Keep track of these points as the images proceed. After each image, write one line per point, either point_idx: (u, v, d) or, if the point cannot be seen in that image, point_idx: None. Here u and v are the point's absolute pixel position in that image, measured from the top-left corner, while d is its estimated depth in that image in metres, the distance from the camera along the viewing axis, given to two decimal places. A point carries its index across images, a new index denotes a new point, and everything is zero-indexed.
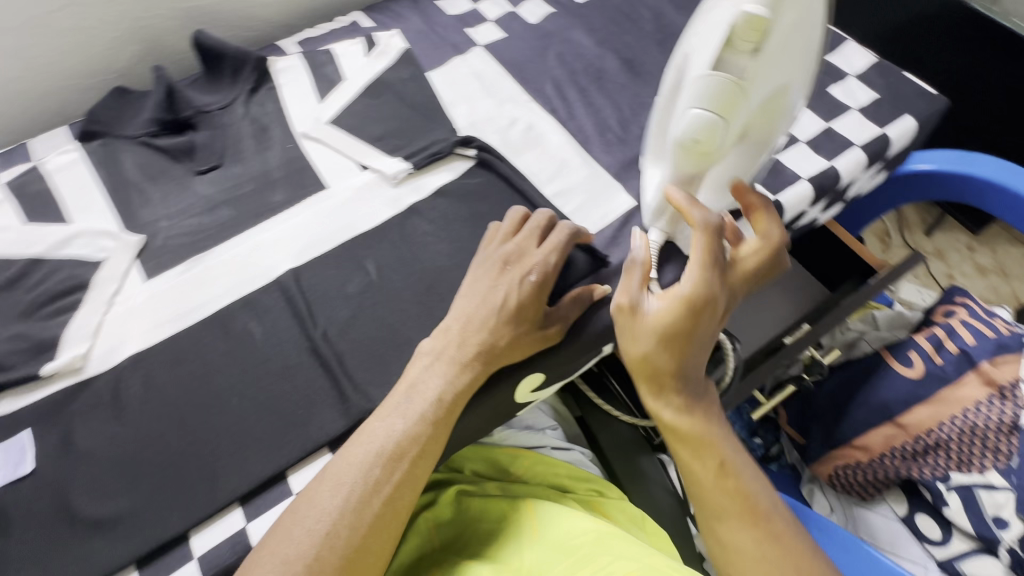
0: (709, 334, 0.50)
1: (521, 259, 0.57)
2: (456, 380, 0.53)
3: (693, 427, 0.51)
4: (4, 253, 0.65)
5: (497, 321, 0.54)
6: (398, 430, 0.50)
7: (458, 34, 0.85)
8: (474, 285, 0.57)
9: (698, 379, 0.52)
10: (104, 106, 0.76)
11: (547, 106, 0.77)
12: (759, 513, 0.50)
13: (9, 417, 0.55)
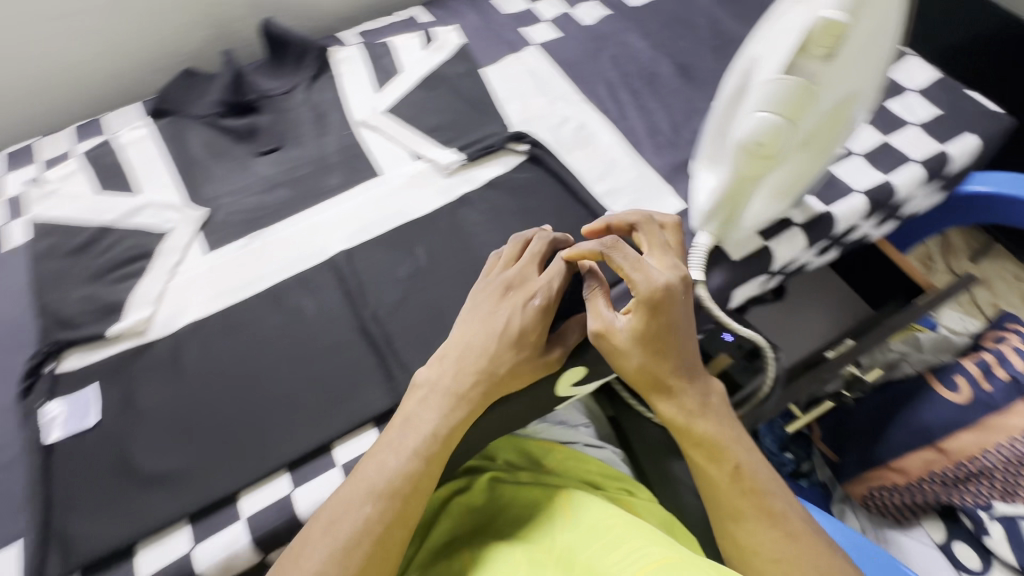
0: (682, 333, 0.52)
1: (523, 283, 0.56)
2: (454, 412, 0.51)
3: (700, 429, 0.53)
4: (77, 218, 0.69)
5: (500, 345, 0.53)
6: (390, 468, 0.48)
7: (514, 32, 0.86)
8: (474, 312, 0.56)
9: (694, 378, 0.54)
10: (175, 86, 0.80)
11: (599, 107, 0.77)
12: (776, 513, 0.52)
13: (76, 372, 0.58)
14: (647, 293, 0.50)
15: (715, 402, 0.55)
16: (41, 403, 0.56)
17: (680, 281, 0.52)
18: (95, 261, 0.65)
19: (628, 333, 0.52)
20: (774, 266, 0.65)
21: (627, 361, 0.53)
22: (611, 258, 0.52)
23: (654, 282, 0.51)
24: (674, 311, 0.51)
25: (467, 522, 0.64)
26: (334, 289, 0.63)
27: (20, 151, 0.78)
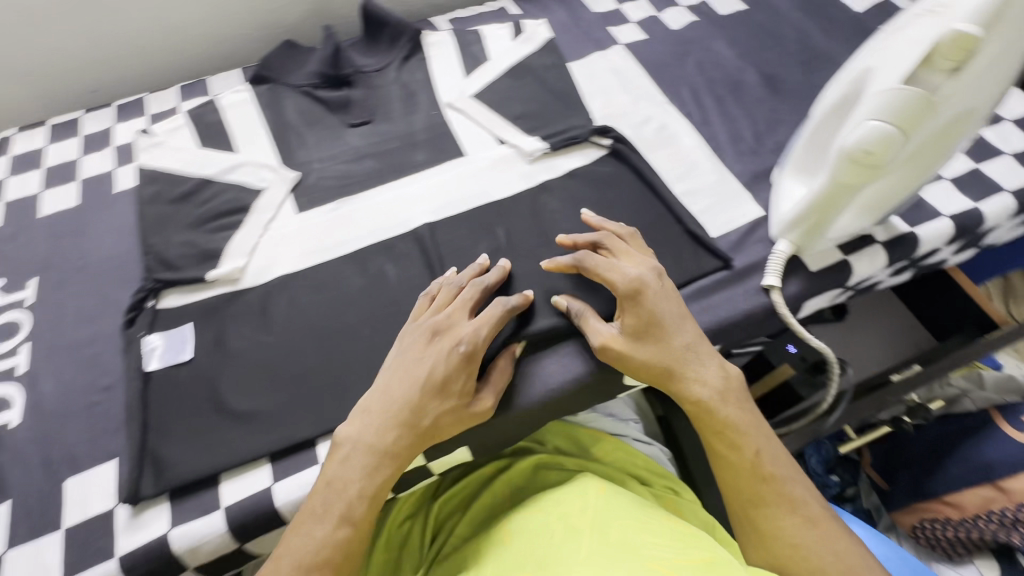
0: (673, 317, 0.55)
1: (450, 330, 0.54)
2: (378, 469, 0.49)
3: (720, 413, 0.53)
4: (180, 169, 0.73)
5: (425, 395, 0.51)
6: (316, 539, 0.46)
7: (601, 30, 0.88)
8: (396, 361, 0.54)
9: (707, 361, 0.54)
10: (277, 56, 0.84)
11: (683, 110, 0.78)
12: (796, 501, 0.51)
13: (175, 310, 0.62)
14: (623, 288, 0.55)
15: (735, 386, 0.55)
16: (142, 334, 0.60)
17: (653, 274, 0.57)
18: (196, 210, 0.69)
19: (624, 334, 0.55)
20: (850, 281, 0.64)
21: (635, 360, 0.54)
22: (586, 266, 0.57)
23: (626, 276, 0.55)
24: (654, 299, 0.55)
25: (503, 493, 0.65)
26: (415, 259, 0.65)
27: (130, 104, 0.83)
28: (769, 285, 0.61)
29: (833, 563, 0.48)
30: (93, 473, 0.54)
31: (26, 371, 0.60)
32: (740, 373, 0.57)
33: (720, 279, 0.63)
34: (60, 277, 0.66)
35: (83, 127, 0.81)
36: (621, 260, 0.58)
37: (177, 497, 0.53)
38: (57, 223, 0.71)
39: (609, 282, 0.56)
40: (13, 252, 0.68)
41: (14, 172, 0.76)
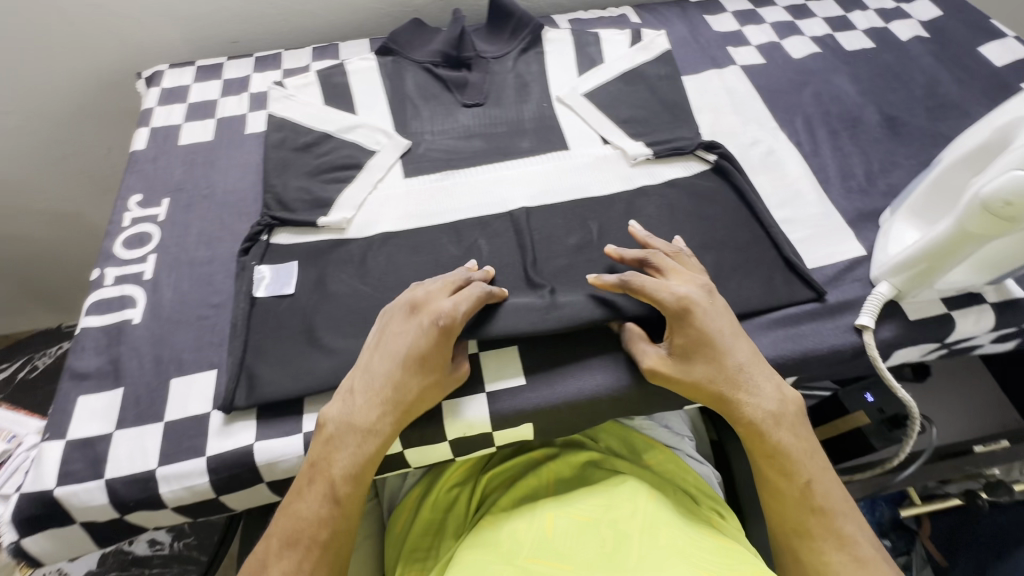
0: (723, 337, 0.55)
1: (424, 304, 0.57)
2: (361, 447, 0.52)
3: (773, 437, 0.53)
4: (305, 121, 0.79)
5: (404, 373, 0.54)
6: (309, 516, 0.51)
7: (720, 49, 0.88)
8: (378, 342, 0.56)
9: (762, 381, 0.54)
10: (405, 31, 0.89)
11: (793, 138, 0.77)
12: (844, 538, 0.50)
13: (285, 248, 0.67)
14: (671, 306, 0.55)
15: (791, 411, 0.54)
16: (254, 263, 0.65)
17: (701, 292, 0.57)
18: (313, 161, 0.75)
19: (676, 357, 0.55)
20: (950, 338, 0.62)
21: (683, 379, 0.54)
22: (632, 287, 0.56)
23: (675, 295, 0.55)
24: (702, 319, 0.55)
25: (548, 477, 0.65)
26: (508, 238, 0.68)
27: (268, 57, 0.90)
28: (862, 325, 0.60)
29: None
30: (196, 377, 0.59)
31: (151, 278, 0.66)
32: (800, 399, 0.55)
33: (811, 310, 0.62)
34: (190, 201, 0.73)
35: (225, 71, 0.88)
36: (670, 280, 0.58)
37: (264, 412, 0.57)
38: (192, 153, 0.78)
39: (656, 302, 0.55)
40: (153, 172, 0.76)
41: (161, 102, 0.84)
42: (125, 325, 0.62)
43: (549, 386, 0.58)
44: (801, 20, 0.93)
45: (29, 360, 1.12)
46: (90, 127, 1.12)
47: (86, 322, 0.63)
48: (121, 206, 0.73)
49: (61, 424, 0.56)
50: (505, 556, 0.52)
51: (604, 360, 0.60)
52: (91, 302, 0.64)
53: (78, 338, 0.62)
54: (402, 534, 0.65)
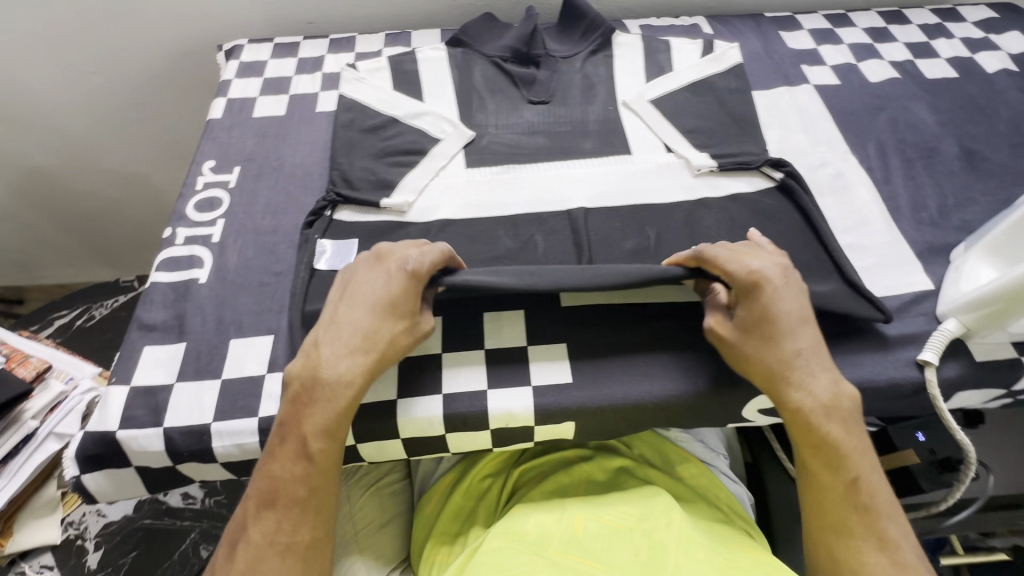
0: (789, 318, 0.54)
1: (381, 255, 0.58)
2: (334, 398, 0.52)
3: (821, 428, 0.51)
4: (373, 104, 0.81)
5: (376, 320, 0.55)
6: (283, 474, 0.51)
7: (793, 67, 0.87)
8: (340, 298, 0.57)
9: (819, 372, 0.53)
10: (477, 24, 0.90)
11: (865, 163, 0.75)
12: (888, 541, 0.48)
13: (347, 225, 0.69)
14: (743, 279, 0.55)
15: (845, 405, 0.52)
16: (317, 237, 0.67)
17: (777, 270, 0.56)
18: (379, 143, 0.76)
19: (739, 329, 0.55)
20: (1017, 385, 0.59)
21: (734, 353, 0.55)
22: (705, 259, 0.57)
23: (747, 268, 0.55)
24: (771, 295, 0.54)
25: (579, 476, 0.65)
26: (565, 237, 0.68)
27: (342, 40, 0.92)
28: (924, 361, 0.58)
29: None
30: (254, 341, 0.61)
31: (218, 241, 0.69)
32: (856, 396, 0.53)
33: (871, 340, 0.60)
34: (260, 171, 0.75)
35: (301, 50, 0.91)
36: (751, 258, 0.57)
37: None
38: (264, 126, 0.81)
39: (726, 274, 0.55)
40: (227, 141, 0.79)
41: (239, 75, 0.87)
42: (191, 283, 0.65)
43: (594, 387, 0.58)
44: (880, 43, 0.90)
45: (86, 309, 1.17)
46: (165, 96, 1.18)
47: (156, 277, 0.66)
48: (195, 170, 0.76)
49: (127, 370, 0.59)
50: (534, 548, 0.53)
51: (652, 368, 0.59)
52: (161, 258, 0.67)
53: (147, 291, 0.65)
54: (432, 515, 0.66)
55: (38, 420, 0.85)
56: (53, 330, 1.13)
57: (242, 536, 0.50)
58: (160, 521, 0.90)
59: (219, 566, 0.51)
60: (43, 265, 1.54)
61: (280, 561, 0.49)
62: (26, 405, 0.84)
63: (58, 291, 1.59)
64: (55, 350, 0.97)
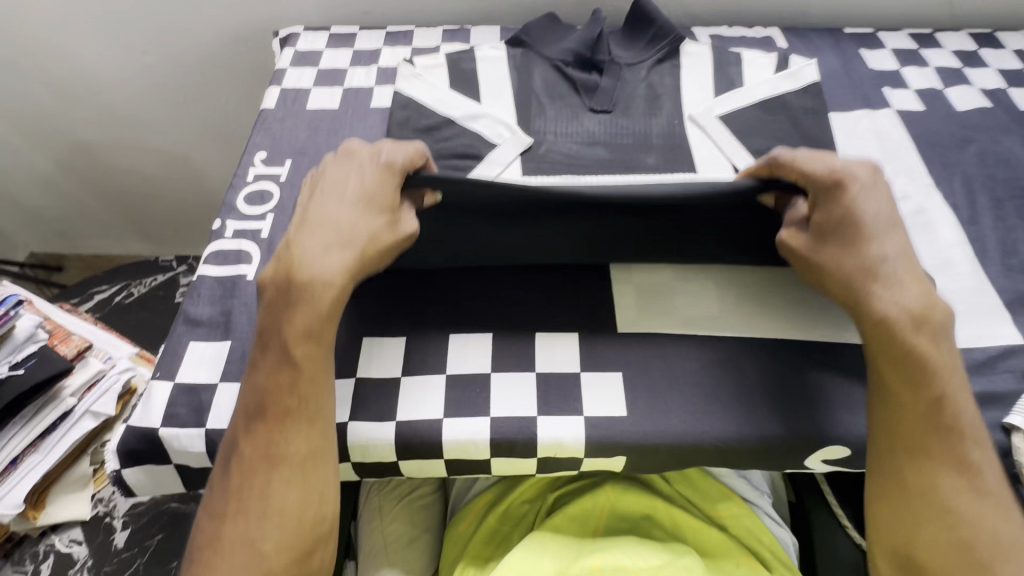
0: (876, 222, 0.52)
1: (351, 154, 0.57)
2: (317, 300, 0.51)
3: (909, 339, 0.50)
4: (428, 102, 0.78)
5: (354, 216, 0.53)
6: (267, 385, 0.50)
7: (874, 90, 0.81)
8: (310, 197, 0.55)
9: (906, 283, 0.51)
10: (540, 25, 0.86)
11: (950, 199, 0.70)
12: (970, 466, 0.49)
13: None
14: (826, 179, 0.53)
15: (937, 316, 0.50)
16: None
17: (864, 173, 0.54)
18: (434, 145, 0.74)
19: (816, 239, 0.54)
20: None
21: (811, 262, 0.54)
22: (779, 162, 0.55)
23: (829, 168, 0.54)
24: (855, 197, 0.53)
25: (604, 505, 0.64)
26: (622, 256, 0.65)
27: (399, 33, 0.90)
28: (1011, 426, 0.54)
29: (985, 540, 0.47)
30: None
31: (267, 237, 0.67)
32: (948, 310, 0.52)
33: None
34: (311, 165, 0.74)
35: (357, 41, 0.89)
36: (841, 162, 0.54)
37: (358, 390, 0.57)
38: (318, 119, 0.79)
39: (805, 175, 0.54)
40: (279, 133, 0.77)
41: (293, 64, 0.86)
42: (238, 280, 0.63)
43: (649, 422, 0.55)
44: (970, 68, 0.84)
45: (126, 285, 1.17)
46: (213, 79, 1.17)
47: (203, 271, 0.64)
48: (246, 161, 0.74)
49: (170, 366, 0.58)
50: None
51: (711, 406, 0.56)
52: (209, 251, 0.66)
53: (194, 285, 0.63)
54: (464, 534, 0.65)
55: (75, 398, 0.86)
56: (93, 304, 1.14)
57: (234, 452, 0.50)
58: (186, 505, 0.89)
59: (213, 489, 0.50)
60: (85, 234, 1.57)
61: (276, 471, 0.49)
62: (66, 382, 0.85)
63: (96, 262, 1.62)
64: (95, 327, 0.98)
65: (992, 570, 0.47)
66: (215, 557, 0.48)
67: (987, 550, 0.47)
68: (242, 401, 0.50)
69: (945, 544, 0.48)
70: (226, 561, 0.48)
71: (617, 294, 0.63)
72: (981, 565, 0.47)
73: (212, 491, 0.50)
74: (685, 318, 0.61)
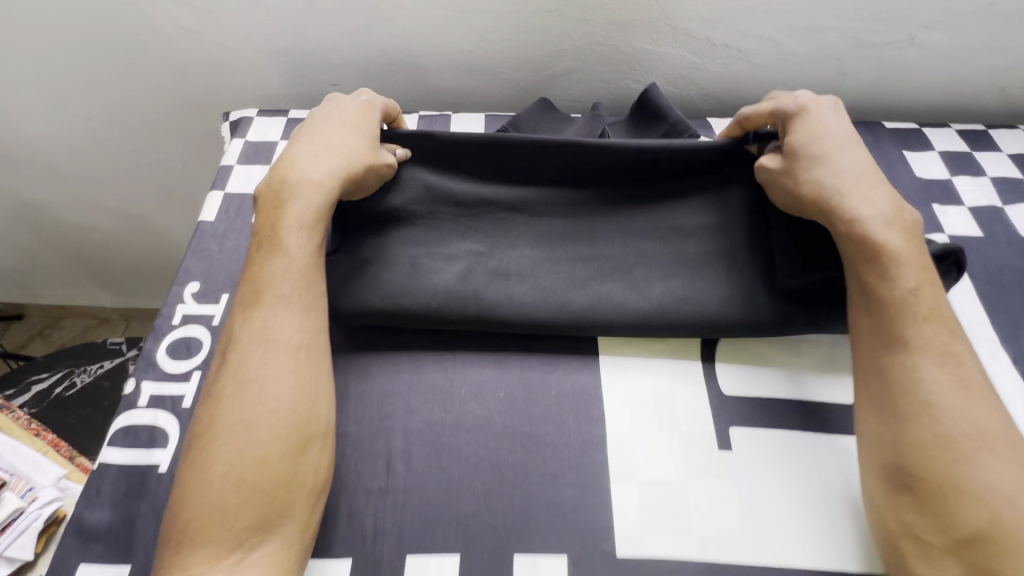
0: (838, 140, 0.56)
1: (335, 98, 0.65)
2: (310, 199, 0.55)
3: (875, 234, 0.51)
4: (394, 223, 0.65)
5: (339, 135, 0.60)
6: (268, 275, 0.53)
7: (922, 207, 0.69)
8: (300, 131, 0.62)
9: (874, 187, 0.54)
10: (532, 117, 0.74)
11: (1021, 363, 0.58)
12: (948, 353, 0.48)
13: (352, 413, 0.55)
14: (791, 108, 0.59)
15: (906, 218, 0.53)
16: None
17: (828, 105, 0.60)
18: None
19: (786, 155, 0.56)
20: None
21: (785, 177, 0.56)
22: (745, 115, 0.63)
23: (795, 101, 0.60)
24: (819, 118, 0.58)
25: None
26: (620, 445, 0.53)
27: None
28: None
29: (969, 434, 0.45)
30: None
31: (189, 406, 0.55)
32: (915, 219, 0.54)
33: None
34: None
35: None
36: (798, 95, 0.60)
37: None
38: None
39: (773, 108, 0.60)
40: (215, 256, 0.65)
41: (242, 160, 0.74)
42: (149, 472, 0.51)
43: None
44: None
45: (68, 374, 1.05)
46: (168, 143, 1.04)
47: (107, 457, 0.52)
48: (174, 295, 0.62)
49: None
50: None
51: None
52: (117, 427, 0.54)
53: (94, 479, 0.51)
54: None
55: None
56: (29, 398, 1.02)
57: (231, 339, 0.51)
58: None
59: (210, 380, 0.51)
60: (42, 283, 1.42)
61: (269, 356, 0.50)
62: None
63: (56, 311, 1.47)
64: (17, 445, 0.86)
65: (978, 466, 0.44)
66: (211, 443, 0.47)
67: (971, 445, 0.45)
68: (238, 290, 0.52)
69: (928, 442, 0.45)
70: (218, 448, 0.46)
71: (616, 502, 0.51)
72: (966, 462, 0.45)
73: (211, 381, 0.51)
74: (702, 532, 0.49)
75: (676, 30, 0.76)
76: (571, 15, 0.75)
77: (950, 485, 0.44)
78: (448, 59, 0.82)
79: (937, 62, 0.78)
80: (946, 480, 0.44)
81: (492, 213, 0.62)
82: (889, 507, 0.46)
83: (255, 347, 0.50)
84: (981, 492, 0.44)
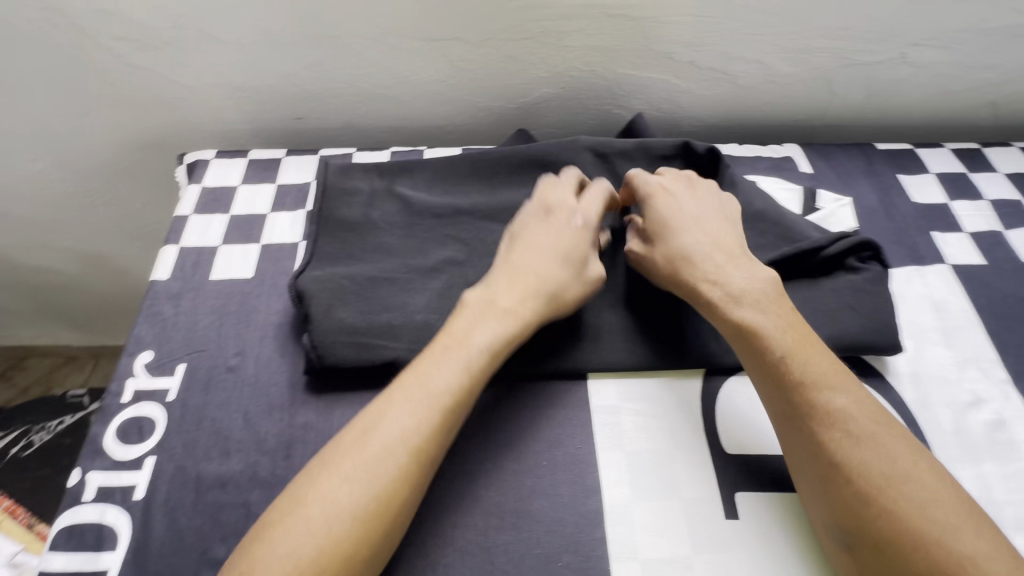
0: (687, 219, 0.57)
1: (552, 198, 0.59)
2: (501, 325, 0.50)
3: (735, 311, 0.51)
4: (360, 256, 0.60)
5: (557, 265, 0.54)
6: (439, 380, 0.47)
7: (921, 235, 0.66)
8: (513, 242, 0.56)
9: (716, 258, 0.55)
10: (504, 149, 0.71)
11: None
12: (820, 411, 0.46)
13: None
14: (642, 193, 0.60)
15: (757, 289, 0.52)
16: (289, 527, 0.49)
17: (677, 183, 0.61)
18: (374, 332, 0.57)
19: (642, 238, 0.59)
20: None
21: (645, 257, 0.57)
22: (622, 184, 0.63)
23: (648, 185, 0.61)
24: (670, 202, 0.59)
25: None
26: (618, 520, 0.49)
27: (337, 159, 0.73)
28: None
29: (877, 483, 0.42)
30: None
31: (140, 499, 0.49)
32: (774, 282, 0.53)
33: None
34: (209, 376, 0.56)
35: (282, 174, 0.72)
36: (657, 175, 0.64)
37: None
38: (224, 297, 0.61)
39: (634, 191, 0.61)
40: (169, 321, 0.59)
41: (199, 209, 0.68)
42: None
43: None
44: None
45: (24, 433, 0.98)
46: (125, 180, 0.97)
47: (46, 564, 0.46)
48: (124, 368, 0.57)
49: None
50: None
51: None
52: (59, 528, 0.48)
53: None
54: None
55: None
56: None
57: (374, 429, 0.45)
58: None
59: (319, 461, 0.44)
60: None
61: (403, 464, 0.43)
62: None
63: (18, 351, 1.36)
64: None
65: (900, 516, 0.41)
66: (290, 519, 0.41)
67: (886, 495, 0.42)
68: (405, 392, 0.46)
69: (849, 500, 0.43)
70: (310, 515, 0.41)
71: None
72: (889, 512, 0.41)
73: (323, 459, 0.44)
74: None
75: (658, 54, 0.72)
76: (549, 42, 0.71)
77: (888, 541, 0.41)
78: (419, 91, 0.77)
79: (928, 80, 0.76)
80: (882, 540, 0.41)
81: (470, 218, 0.62)
82: (844, 570, 0.44)
83: (395, 455, 0.43)
84: (914, 539, 0.40)
